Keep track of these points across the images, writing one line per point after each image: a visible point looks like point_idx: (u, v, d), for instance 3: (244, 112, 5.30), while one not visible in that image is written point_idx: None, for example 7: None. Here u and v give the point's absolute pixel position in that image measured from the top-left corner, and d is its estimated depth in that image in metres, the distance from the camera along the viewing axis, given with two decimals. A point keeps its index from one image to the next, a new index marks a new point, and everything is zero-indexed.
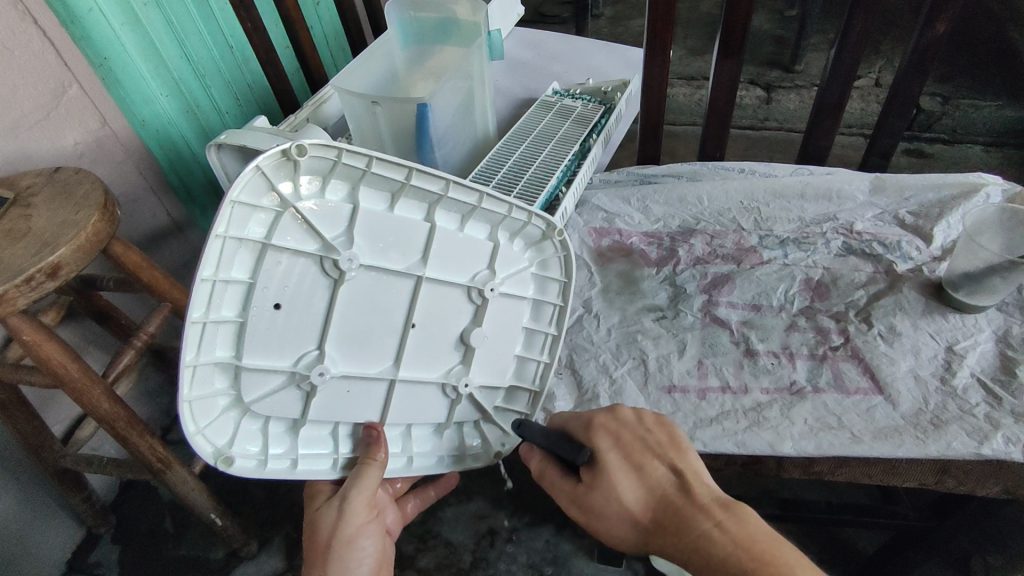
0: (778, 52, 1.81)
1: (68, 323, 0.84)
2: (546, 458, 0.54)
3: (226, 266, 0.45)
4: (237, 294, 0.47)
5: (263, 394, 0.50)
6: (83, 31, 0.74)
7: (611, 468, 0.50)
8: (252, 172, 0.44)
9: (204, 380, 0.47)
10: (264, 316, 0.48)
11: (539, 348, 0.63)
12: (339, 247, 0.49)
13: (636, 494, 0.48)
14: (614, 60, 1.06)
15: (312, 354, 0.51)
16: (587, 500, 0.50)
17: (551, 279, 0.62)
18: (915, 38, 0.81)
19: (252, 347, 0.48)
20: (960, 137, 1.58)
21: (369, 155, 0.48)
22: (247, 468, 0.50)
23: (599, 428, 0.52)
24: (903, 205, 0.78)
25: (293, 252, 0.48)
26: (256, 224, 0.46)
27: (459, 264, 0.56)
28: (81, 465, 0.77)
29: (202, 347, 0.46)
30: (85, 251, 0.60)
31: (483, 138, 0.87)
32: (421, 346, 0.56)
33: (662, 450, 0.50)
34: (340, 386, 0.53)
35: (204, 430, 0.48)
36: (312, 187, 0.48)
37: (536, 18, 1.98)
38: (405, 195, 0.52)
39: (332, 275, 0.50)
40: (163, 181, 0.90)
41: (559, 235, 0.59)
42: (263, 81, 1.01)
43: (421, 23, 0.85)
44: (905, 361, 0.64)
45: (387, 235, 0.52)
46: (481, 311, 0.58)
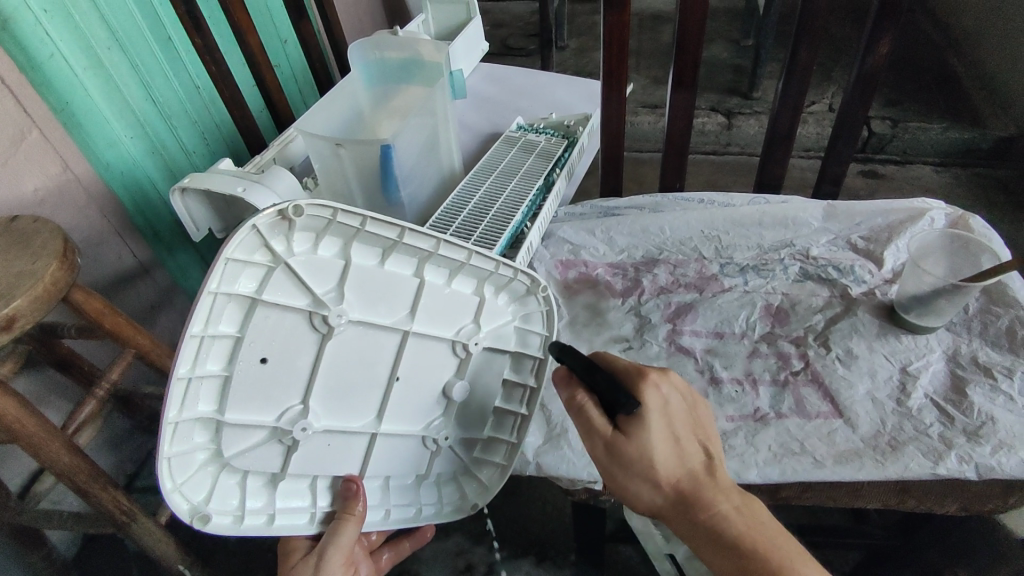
0: (736, 80, 1.87)
1: (27, 373, 0.81)
2: (583, 389, 0.51)
3: (215, 320, 0.45)
4: (224, 347, 0.46)
5: (244, 449, 0.50)
6: (43, 76, 0.73)
7: (655, 428, 0.49)
8: (248, 230, 0.44)
9: (184, 435, 0.46)
10: (250, 370, 0.48)
11: (517, 400, 0.64)
12: (329, 303, 0.49)
13: (669, 459, 0.49)
14: (576, 94, 1.09)
15: (297, 408, 0.51)
16: (619, 449, 0.49)
17: (534, 334, 0.62)
18: (856, 70, 0.86)
19: (236, 401, 0.48)
20: (910, 158, 1.65)
21: (365, 215, 0.48)
22: (225, 525, 0.49)
23: (655, 386, 0.50)
24: (854, 231, 0.81)
25: (283, 307, 0.47)
26: (247, 279, 0.46)
27: (445, 318, 0.57)
28: (39, 521, 0.74)
29: (185, 403, 0.45)
30: (43, 301, 0.59)
31: (449, 174, 0.88)
32: (404, 401, 0.57)
33: (699, 427, 0.52)
34: (322, 440, 0.53)
35: (181, 486, 0.47)
36: (305, 243, 0.48)
37: (502, 51, 2.02)
38: (397, 252, 0.52)
39: (320, 330, 0.50)
40: (129, 223, 0.88)
41: (543, 291, 0.60)
42: (231, 122, 1.02)
43: (385, 64, 0.87)
44: (862, 383, 0.66)
45: (376, 292, 0.52)
46: (464, 365, 0.59)
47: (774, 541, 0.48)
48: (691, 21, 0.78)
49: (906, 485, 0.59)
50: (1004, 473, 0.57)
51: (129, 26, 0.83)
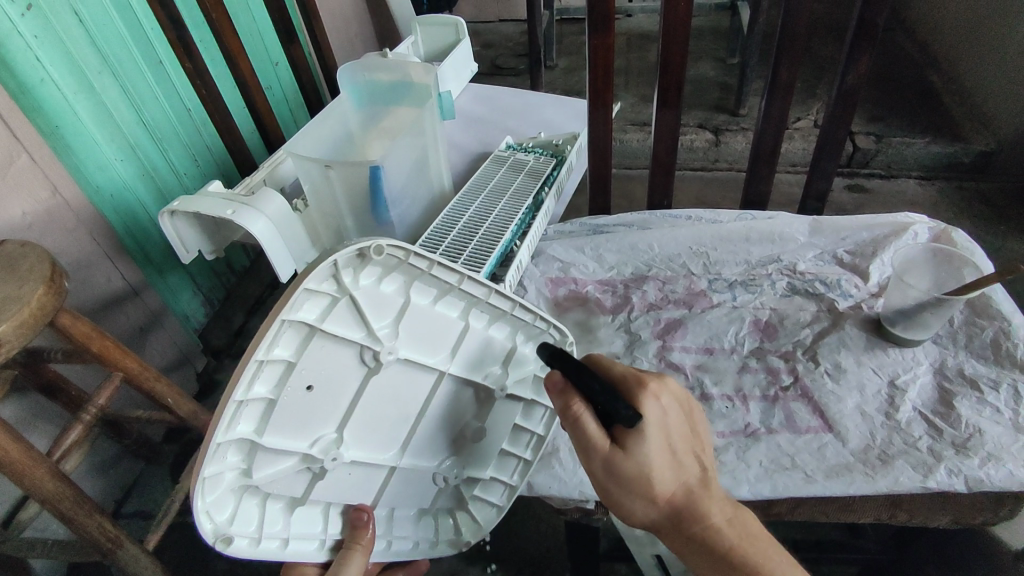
0: (723, 97, 1.90)
1: (13, 398, 0.80)
2: (579, 398, 0.48)
3: (274, 345, 0.43)
4: (274, 372, 0.45)
5: (274, 472, 0.48)
6: (34, 100, 0.73)
7: (653, 443, 0.47)
8: (329, 262, 0.44)
9: (220, 455, 0.44)
10: (296, 397, 0.47)
11: (523, 445, 0.63)
12: (382, 338, 0.49)
13: (665, 474, 0.48)
14: (564, 113, 1.10)
15: (331, 437, 0.51)
16: (617, 466, 0.47)
17: (550, 384, 0.63)
18: (836, 88, 0.87)
19: (277, 426, 0.47)
20: (895, 172, 1.68)
21: (434, 260, 0.48)
22: (242, 547, 0.47)
23: (652, 399, 0.48)
24: (840, 245, 0.82)
25: (339, 339, 0.47)
26: (311, 306, 0.45)
27: (482, 357, 0.57)
28: (23, 550, 0.73)
29: (232, 424, 0.43)
30: (28, 327, 0.59)
31: (440, 193, 0.89)
32: (427, 434, 0.58)
33: (692, 439, 0.51)
34: (345, 470, 0.53)
35: (208, 507, 0.45)
36: (371, 278, 0.48)
37: (491, 71, 2.05)
38: (449, 295, 0.53)
39: (367, 364, 0.50)
40: (119, 246, 0.88)
41: (570, 345, 0.61)
42: (222, 145, 1.03)
43: (376, 84, 0.88)
44: (851, 398, 0.66)
45: (425, 332, 0.52)
46: (485, 409, 0.60)
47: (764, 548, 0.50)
48: (674, 42, 0.80)
49: (897, 499, 0.59)
50: (993, 486, 0.57)
51: (121, 50, 0.84)
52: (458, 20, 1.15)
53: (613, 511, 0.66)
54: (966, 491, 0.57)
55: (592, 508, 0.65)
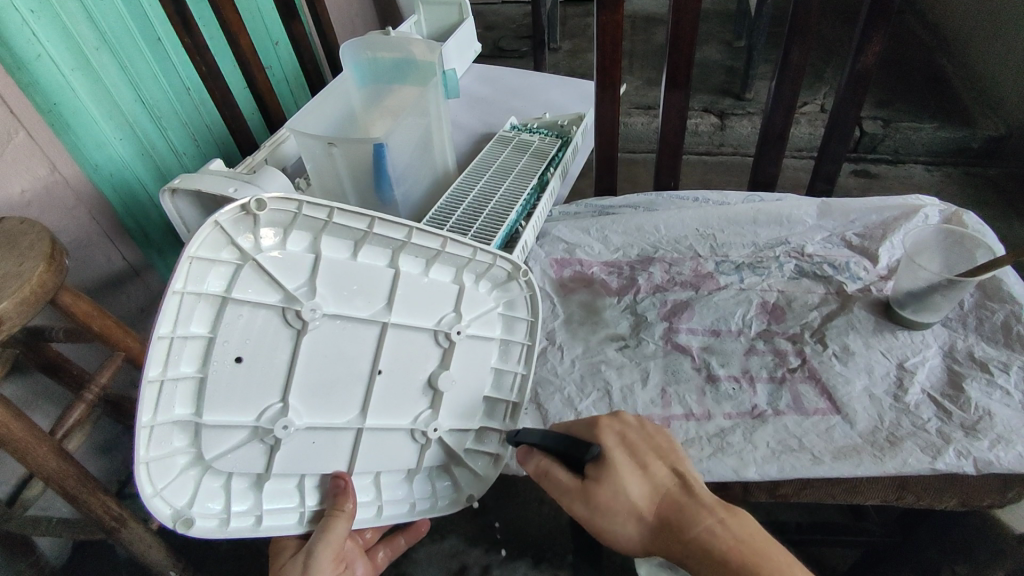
0: (729, 81, 1.88)
1: (14, 377, 0.80)
2: (548, 457, 0.54)
3: (185, 321, 0.45)
4: (196, 348, 0.46)
5: (225, 451, 0.49)
6: (31, 76, 0.72)
7: (619, 464, 0.51)
8: (211, 227, 0.44)
9: (161, 439, 0.46)
10: (225, 370, 0.47)
11: (508, 388, 0.64)
12: (301, 298, 0.49)
13: (642, 491, 0.50)
14: (570, 94, 1.08)
15: (276, 407, 0.51)
16: (591, 496, 0.50)
17: (519, 320, 0.63)
18: (848, 70, 0.86)
19: (212, 402, 0.48)
20: (902, 157, 1.66)
21: (332, 207, 0.48)
22: (209, 528, 0.49)
23: (606, 427, 0.54)
24: (849, 228, 0.81)
25: (254, 305, 0.47)
26: (215, 278, 0.46)
27: (424, 308, 0.56)
28: (28, 528, 0.73)
29: (159, 407, 0.45)
30: (29, 304, 0.58)
31: (443, 173, 0.88)
32: (388, 393, 0.56)
33: (663, 453, 0.52)
34: (306, 437, 0.53)
35: (162, 492, 0.47)
36: (273, 239, 0.48)
37: (494, 53, 2.02)
38: (369, 243, 0.52)
39: (295, 325, 0.50)
40: (119, 226, 0.87)
41: (524, 275, 0.60)
42: (222, 122, 1.02)
43: (378, 63, 0.86)
44: (860, 380, 0.66)
45: (351, 284, 0.52)
46: (448, 354, 0.58)
47: (771, 552, 0.46)
48: (685, 20, 0.78)
49: (906, 481, 0.59)
50: (1003, 467, 0.57)
51: (118, 25, 0.82)
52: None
53: None
54: (974, 473, 0.57)
55: None
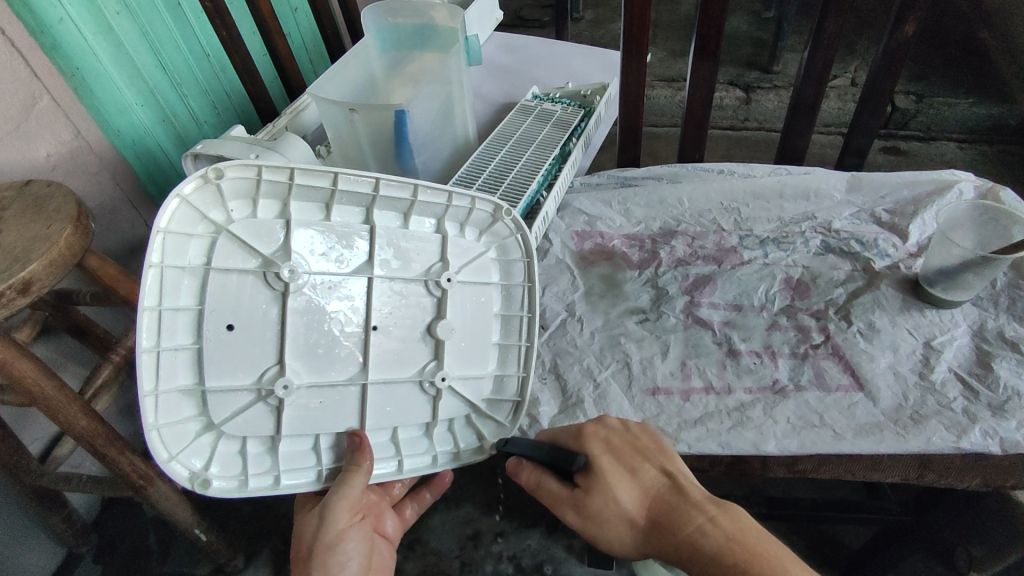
0: (756, 53, 1.82)
1: (44, 339, 0.82)
2: (539, 468, 0.54)
3: (171, 294, 0.48)
4: (188, 319, 0.50)
5: (232, 414, 0.51)
6: (53, 40, 0.72)
7: (608, 471, 0.51)
8: (178, 204, 0.48)
9: (169, 407, 0.49)
10: (218, 338, 0.50)
11: (517, 333, 0.61)
12: (277, 260, 0.51)
13: (633, 497, 0.49)
14: (594, 63, 1.06)
15: (273, 369, 0.52)
16: (584, 504, 0.50)
17: (515, 261, 0.61)
18: (885, 40, 0.82)
19: (209, 367, 0.50)
20: (934, 134, 1.60)
21: (290, 168, 0.50)
22: (228, 489, 0.52)
23: (591, 433, 0.53)
24: (879, 203, 0.79)
25: (235, 271, 0.50)
26: (195, 252, 0.49)
27: (410, 261, 0.56)
28: (59, 484, 0.76)
29: (160, 375, 0.48)
30: (58, 266, 0.59)
31: (463, 143, 0.87)
32: (388, 351, 0.56)
33: (649, 454, 0.52)
34: (308, 396, 0.53)
35: (178, 456, 0.50)
36: (243, 209, 0.51)
37: (515, 22, 1.98)
38: (339, 200, 0.53)
39: (277, 288, 0.52)
40: (141, 191, 0.89)
41: (508, 213, 0.59)
42: (241, 90, 1.01)
43: (399, 29, 0.85)
44: (885, 358, 0.65)
45: (327, 237, 0.53)
46: (443, 304, 0.58)
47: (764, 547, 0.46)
48: None
49: (929, 460, 0.58)
50: None
51: None
52: None
53: None
54: (1001, 453, 0.57)
55: None
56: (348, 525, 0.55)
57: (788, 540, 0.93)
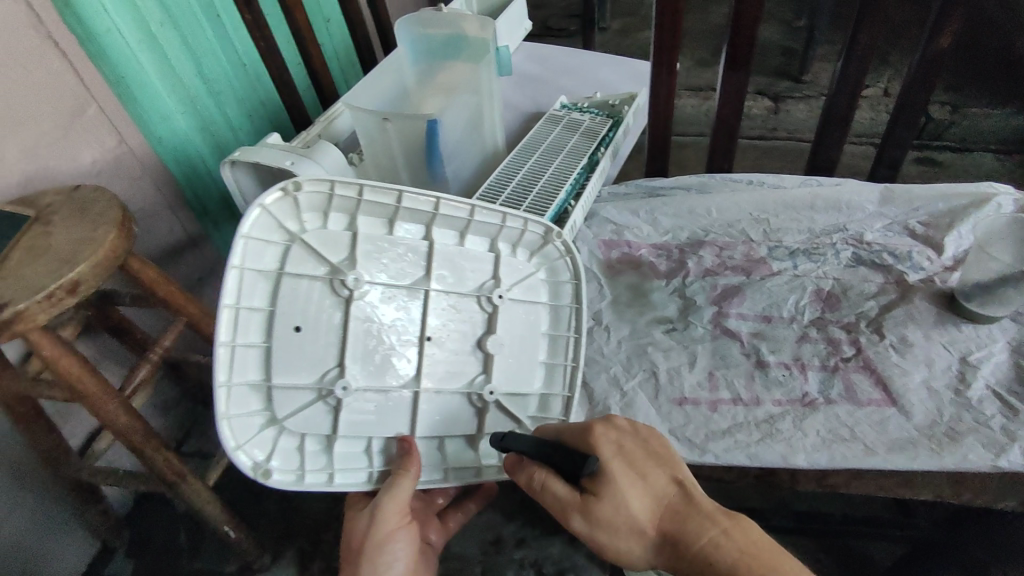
0: (786, 63, 1.81)
1: (87, 337, 0.85)
2: (541, 467, 0.53)
3: (248, 294, 0.50)
4: (260, 320, 0.51)
5: (295, 410, 0.53)
6: (101, 49, 0.76)
7: (617, 476, 0.49)
8: (259, 211, 0.50)
9: (239, 400, 0.51)
10: (286, 338, 0.52)
11: (562, 353, 0.64)
12: (344, 268, 0.53)
13: (643, 505, 0.48)
14: (623, 73, 1.07)
15: (333, 371, 0.53)
16: (592, 510, 0.49)
17: (564, 283, 0.64)
18: (921, 49, 0.81)
19: (276, 366, 0.52)
20: (969, 145, 1.56)
21: (358, 184, 0.52)
22: (286, 482, 0.52)
23: (599, 437, 0.52)
24: (913, 216, 0.78)
25: (305, 278, 0.52)
26: (271, 257, 0.52)
27: (464, 276, 0.59)
28: (97, 478, 0.78)
29: (232, 369, 0.50)
30: (104, 267, 0.61)
31: (492, 153, 0.88)
32: (440, 361, 0.58)
33: (658, 461, 0.51)
34: (365, 401, 0.55)
35: (244, 446, 0.51)
36: (315, 221, 0.53)
37: (543, 32, 2.00)
38: (403, 217, 0.56)
39: (343, 295, 0.53)
40: (179, 196, 0.92)
41: (559, 237, 0.61)
42: (276, 99, 1.04)
43: (430, 39, 0.87)
44: (918, 372, 0.64)
45: (389, 253, 0.55)
46: (492, 319, 0.60)
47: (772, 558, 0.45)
48: None
49: (963, 477, 0.58)
50: None
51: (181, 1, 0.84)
52: None
53: None
54: None
55: None
56: (397, 526, 0.56)
57: (817, 559, 0.89)
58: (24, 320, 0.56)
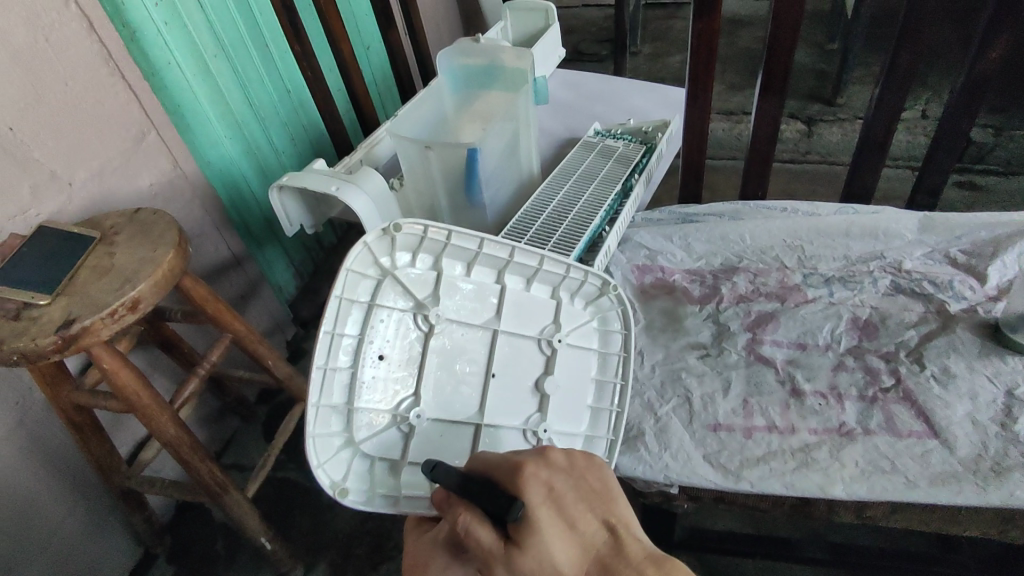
0: (819, 86, 1.80)
1: (138, 351, 0.89)
2: (464, 507, 0.40)
3: (341, 322, 0.53)
4: (350, 347, 0.54)
5: (372, 432, 0.55)
6: (162, 82, 0.81)
7: (546, 522, 0.38)
8: (361, 248, 0.53)
9: (324, 420, 0.53)
10: (369, 365, 0.55)
11: (609, 399, 0.66)
12: (427, 304, 0.58)
13: (572, 558, 0.38)
14: (656, 100, 1.08)
15: (408, 398, 0.57)
16: (514, 566, 0.37)
17: (614, 333, 0.66)
18: (966, 72, 0.81)
19: (360, 390, 0.55)
20: (1015, 168, 1.52)
21: (449, 229, 0.54)
22: (358, 502, 0.53)
23: (530, 475, 0.41)
24: (954, 244, 0.77)
25: (392, 311, 0.56)
26: (364, 290, 0.55)
27: (528, 319, 0.62)
28: (143, 487, 0.81)
29: (322, 391, 0.52)
30: (162, 286, 0.65)
31: (527, 179, 0.91)
32: (503, 395, 0.61)
33: (595, 502, 0.41)
34: (435, 431, 0.58)
35: (324, 465, 0.52)
36: (406, 259, 0.56)
37: (574, 56, 2.04)
38: (479, 262, 0.59)
39: (423, 328, 0.58)
40: (225, 218, 0.97)
41: (614, 291, 0.64)
42: (319, 123, 1.08)
43: (468, 69, 0.90)
44: (962, 405, 0.63)
45: (466, 294, 0.59)
46: (550, 362, 0.63)
47: None
48: (785, 24, 0.76)
49: (1011, 514, 0.56)
50: None
51: (234, 33, 0.89)
52: (549, 6, 1.15)
53: (695, 500, 0.63)
54: None
55: (675, 494, 0.63)
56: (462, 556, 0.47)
57: None
58: (89, 334, 0.59)
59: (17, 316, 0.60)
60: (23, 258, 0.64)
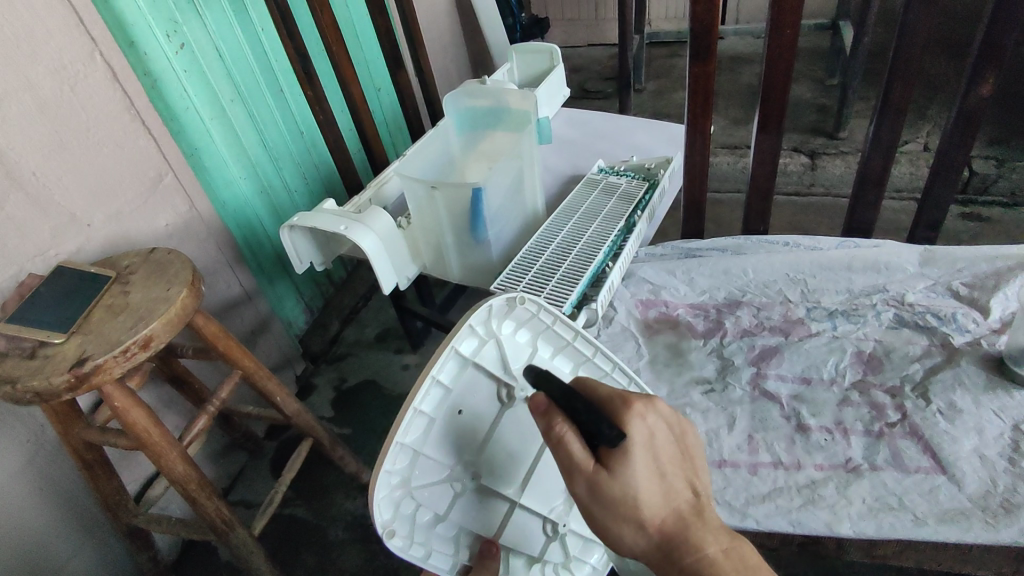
0: (821, 120, 1.82)
1: (150, 387, 0.91)
2: (564, 419, 0.43)
3: (443, 367, 0.50)
4: (437, 394, 0.51)
5: (429, 482, 0.52)
6: (180, 125, 0.85)
7: (641, 464, 0.43)
8: (486, 306, 0.52)
9: (396, 457, 0.48)
10: (448, 418, 0.52)
11: None
12: (516, 378, 0.56)
13: (653, 501, 0.43)
14: (657, 137, 1.11)
15: (467, 462, 0.55)
16: (601, 487, 0.42)
17: None
18: (958, 104, 0.82)
19: (433, 438, 0.51)
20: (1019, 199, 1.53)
21: (557, 316, 0.56)
22: (398, 546, 0.49)
23: (638, 418, 0.44)
24: (956, 277, 0.77)
25: (484, 373, 0.54)
26: (470, 343, 0.52)
27: None
28: (150, 525, 0.81)
29: (406, 429, 0.48)
30: (174, 325, 0.66)
31: (532, 217, 0.92)
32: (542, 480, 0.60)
33: (685, 463, 0.46)
34: (476, 500, 0.56)
35: (382, 501, 0.48)
36: (509, 329, 0.56)
37: (580, 94, 2.09)
38: (565, 351, 0.59)
39: (502, 401, 0.56)
40: (238, 255, 0.99)
41: None
42: (329, 162, 1.12)
43: (476, 110, 0.92)
44: (969, 440, 0.62)
45: None
46: None
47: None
48: (778, 64, 0.78)
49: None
50: None
51: (250, 78, 0.94)
52: (551, 48, 1.19)
53: None
54: None
55: None
56: None
57: None
58: (102, 372, 0.60)
59: (33, 354, 0.61)
60: (41, 299, 0.66)
